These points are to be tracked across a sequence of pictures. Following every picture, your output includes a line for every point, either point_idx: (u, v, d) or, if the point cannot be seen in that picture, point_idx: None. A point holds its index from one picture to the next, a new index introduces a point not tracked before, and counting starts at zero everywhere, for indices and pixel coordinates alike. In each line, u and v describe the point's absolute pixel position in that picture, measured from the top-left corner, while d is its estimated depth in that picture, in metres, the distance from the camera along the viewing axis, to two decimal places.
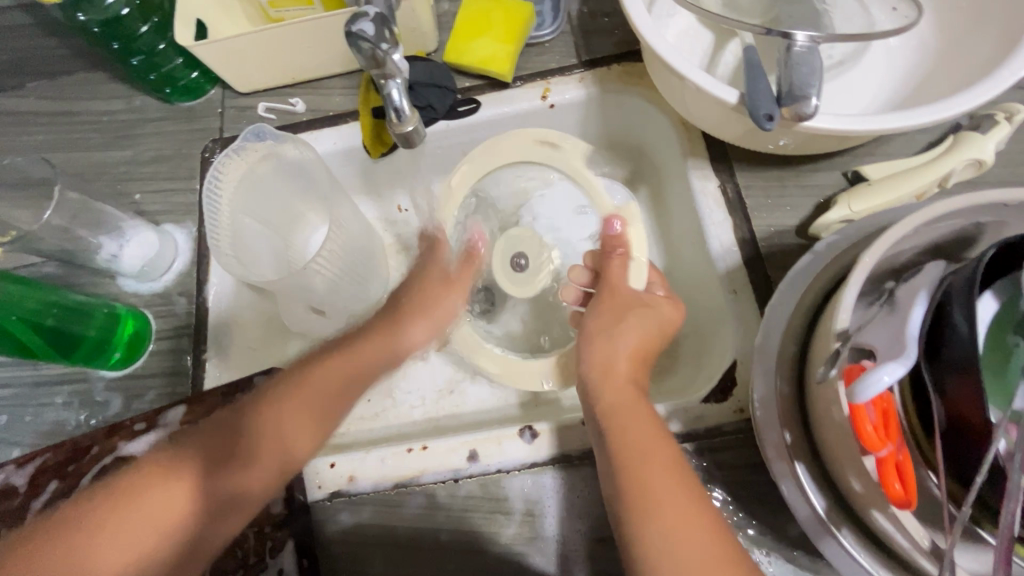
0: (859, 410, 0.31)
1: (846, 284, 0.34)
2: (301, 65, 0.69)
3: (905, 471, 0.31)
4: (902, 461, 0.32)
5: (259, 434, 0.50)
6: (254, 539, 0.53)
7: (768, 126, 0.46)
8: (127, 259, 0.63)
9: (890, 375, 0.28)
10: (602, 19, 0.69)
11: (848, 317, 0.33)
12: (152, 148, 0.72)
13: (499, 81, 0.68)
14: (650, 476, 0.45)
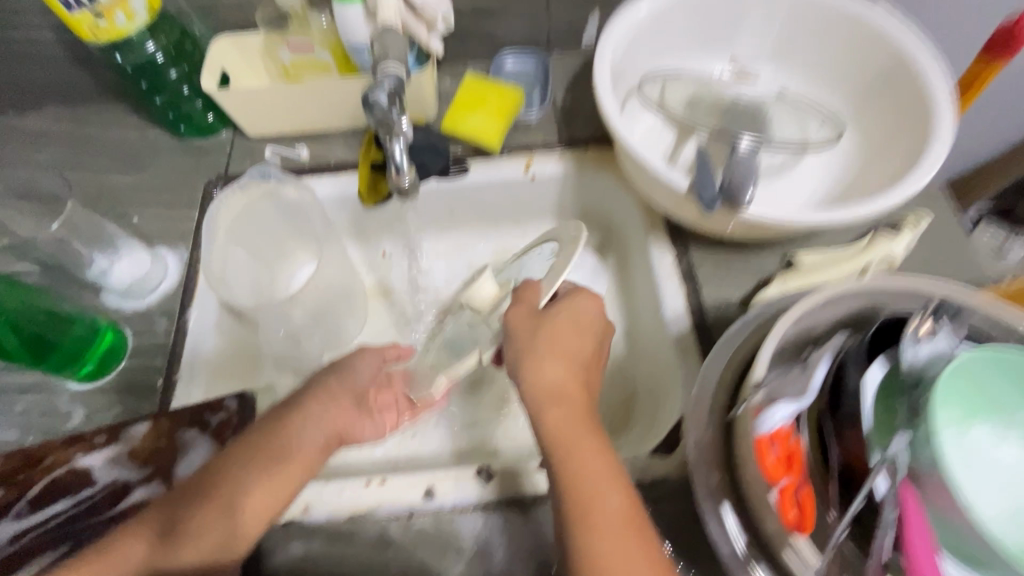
0: (763, 444, 0.38)
1: (763, 343, 0.42)
2: (311, 118, 0.76)
3: (803, 502, 0.38)
4: (803, 495, 0.38)
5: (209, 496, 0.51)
6: None
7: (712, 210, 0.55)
8: (116, 275, 0.66)
9: (783, 410, 0.38)
10: (582, 109, 0.79)
11: (762, 368, 0.40)
12: (157, 176, 0.77)
13: (488, 151, 0.76)
14: (597, 496, 0.44)
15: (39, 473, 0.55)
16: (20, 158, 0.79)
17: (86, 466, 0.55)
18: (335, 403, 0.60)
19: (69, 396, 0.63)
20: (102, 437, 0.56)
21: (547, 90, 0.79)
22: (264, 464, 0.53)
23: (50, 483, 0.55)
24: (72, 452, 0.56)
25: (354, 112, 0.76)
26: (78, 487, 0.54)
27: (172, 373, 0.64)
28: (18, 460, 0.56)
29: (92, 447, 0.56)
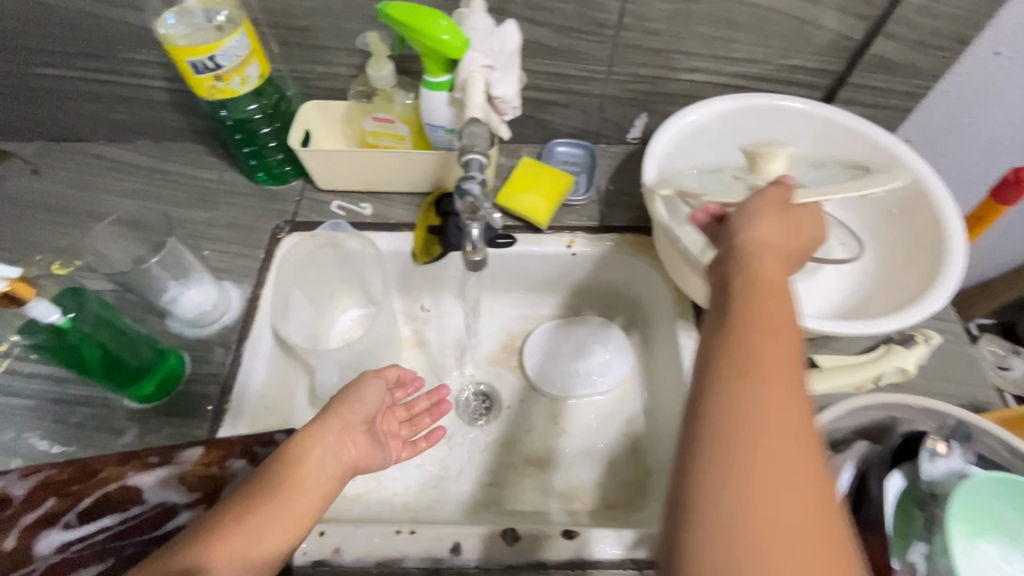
0: None
1: None
2: (379, 179, 0.84)
3: None
4: None
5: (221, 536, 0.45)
6: None
7: None
8: (185, 303, 0.71)
9: None
10: (623, 197, 0.87)
11: None
12: (230, 215, 0.84)
13: (535, 226, 0.83)
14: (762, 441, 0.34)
15: (92, 486, 0.58)
16: (108, 186, 0.87)
17: (137, 484, 0.58)
18: (338, 440, 0.55)
19: (125, 414, 0.66)
20: (156, 458, 0.60)
21: (594, 177, 0.87)
22: (286, 515, 0.48)
23: (100, 497, 0.58)
24: (126, 470, 0.59)
25: (419, 179, 0.83)
26: (127, 504, 0.57)
27: (222, 401, 0.68)
28: (74, 472, 0.59)
29: (145, 466, 0.59)
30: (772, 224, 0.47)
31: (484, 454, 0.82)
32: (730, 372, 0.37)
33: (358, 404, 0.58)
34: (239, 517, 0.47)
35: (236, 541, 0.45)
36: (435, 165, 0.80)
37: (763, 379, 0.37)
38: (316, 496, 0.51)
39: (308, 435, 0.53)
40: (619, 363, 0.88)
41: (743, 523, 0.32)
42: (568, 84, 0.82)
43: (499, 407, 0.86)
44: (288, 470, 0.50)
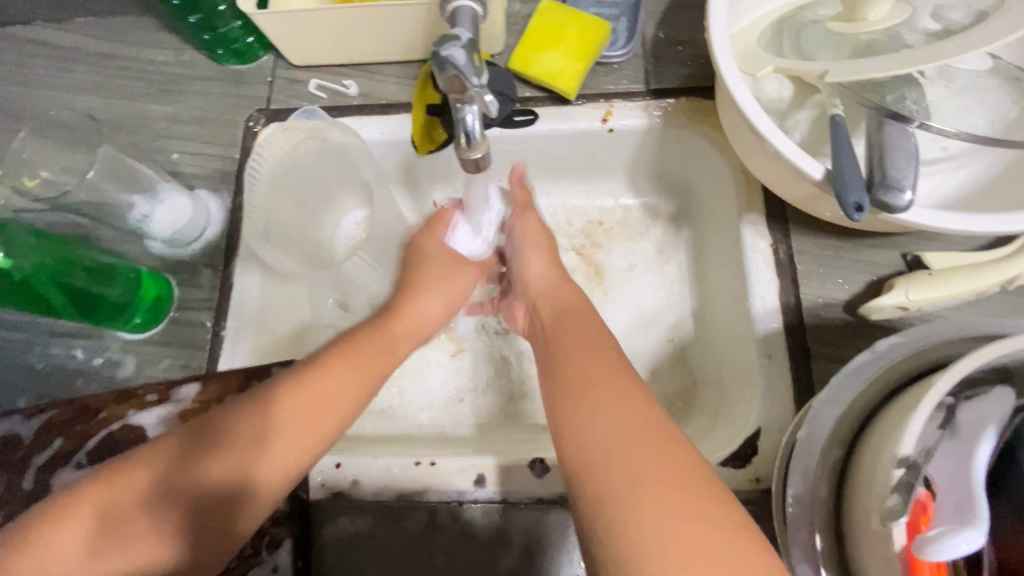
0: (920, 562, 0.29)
1: (916, 407, 0.32)
2: (360, 47, 0.66)
3: None
4: None
5: (246, 426, 0.45)
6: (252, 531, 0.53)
7: (856, 217, 0.44)
8: (157, 221, 0.61)
9: (969, 545, 0.26)
10: (677, 47, 0.66)
11: (913, 444, 0.31)
12: (194, 108, 0.70)
13: (561, 97, 0.66)
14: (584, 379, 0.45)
15: (95, 427, 0.56)
16: (50, 77, 0.73)
17: (139, 424, 0.55)
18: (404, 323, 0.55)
19: (119, 346, 0.61)
20: (153, 396, 0.56)
21: (638, 22, 0.66)
22: (317, 419, 0.46)
23: (105, 437, 0.55)
24: (126, 409, 0.56)
25: (410, 41, 0.65)
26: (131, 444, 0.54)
27: (219, 328, 0.62)
28: (75, 411, 0.56)
29: (144, 404, 0.56)
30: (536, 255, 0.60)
31: (513, 366, 0.75)
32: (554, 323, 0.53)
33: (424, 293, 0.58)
34: (307, 381, 0.47)
35: (303, 394, 0.46)
36: (426, 22, 0.62)
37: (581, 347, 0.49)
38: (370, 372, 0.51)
39: (375, 329, 0.53)
40: (662, 263, 0.76)
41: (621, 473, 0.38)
42: None
43: None
44: (321, 367, 0.48)
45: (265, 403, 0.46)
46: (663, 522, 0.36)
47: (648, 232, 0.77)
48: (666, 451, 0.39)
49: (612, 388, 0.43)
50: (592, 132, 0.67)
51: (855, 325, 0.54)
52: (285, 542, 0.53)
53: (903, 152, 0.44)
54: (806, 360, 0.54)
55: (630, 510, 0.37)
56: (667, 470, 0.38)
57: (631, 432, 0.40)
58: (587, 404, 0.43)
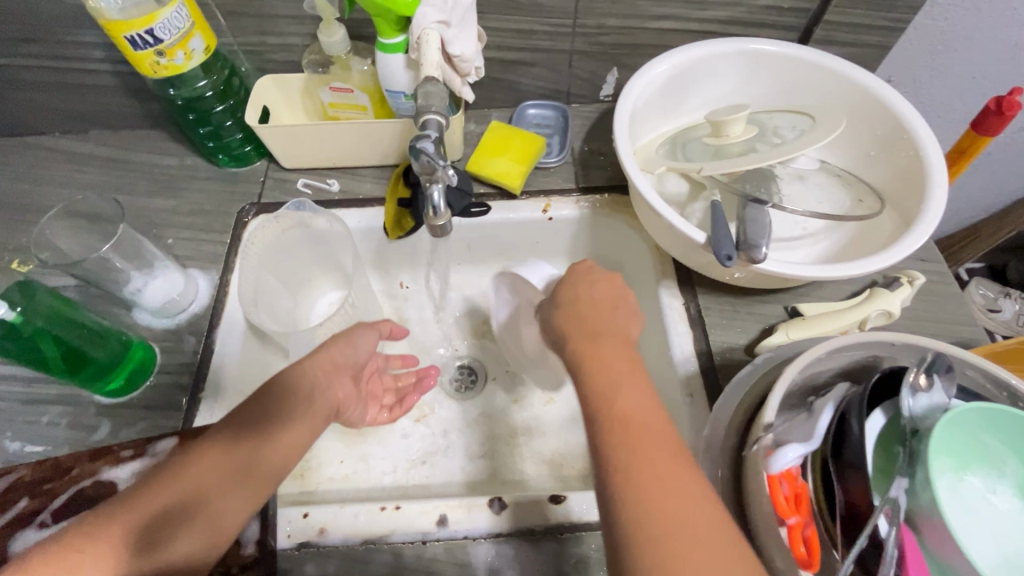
0: (774, 483, 0.40)
1: (773, 389, 0.44)
2: (344, 154, 0.81)
3: (809, 541, 0.39)
4: (810, 535, 0.40)
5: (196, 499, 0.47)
6: None
7: (728, 264, 0.58)
8: (150, 294, 0.68)
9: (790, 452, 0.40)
10: (599, 157, 0.84)
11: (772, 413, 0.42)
12: (192, 202, 0.81)
13: (508, 192, 0.81)
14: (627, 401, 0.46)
15: (66, 484, 0.57)
16: (60, 177, 0.83)
17: (112, 479, 0.57)
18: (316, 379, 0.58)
19: (97, 409, 0.64)
20: (130, 451, 0.59)
21: (567, 138, 0.84)
22: (252, 483, 0.50)
23: (73, 495, 0.56)
24: (100, 465, 0.58)
25: (385, 150, 0.80)
26: (102, 499, 0.56)
27: (196, 391, 0.66)
28: (47, 470, 0.58)
29: (119, 460, 0.58)
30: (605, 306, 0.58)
31: (472, 428, 0.80)
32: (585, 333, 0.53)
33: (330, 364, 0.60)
34: (250, 436, 0.52)
35: (243, 452, 0.50)
36: (400, 135, 0.77)
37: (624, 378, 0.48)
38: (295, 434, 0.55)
39: (303, 383, 0.57)
40: None
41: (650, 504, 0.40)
42: (533, 40, 0.78)
43: (484, 379, 0.85)
44: (259, 433, 0.52)
45: (208, 472, 0.49)
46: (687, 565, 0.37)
47: None
48: (694, 479, 0.41)
49: (637, 385, 0.47)
50: (536, 219, 0.81)
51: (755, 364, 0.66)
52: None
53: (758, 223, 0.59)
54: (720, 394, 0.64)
55: (638, 505, 0.40)
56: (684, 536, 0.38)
57: (665, 464, 0.41)
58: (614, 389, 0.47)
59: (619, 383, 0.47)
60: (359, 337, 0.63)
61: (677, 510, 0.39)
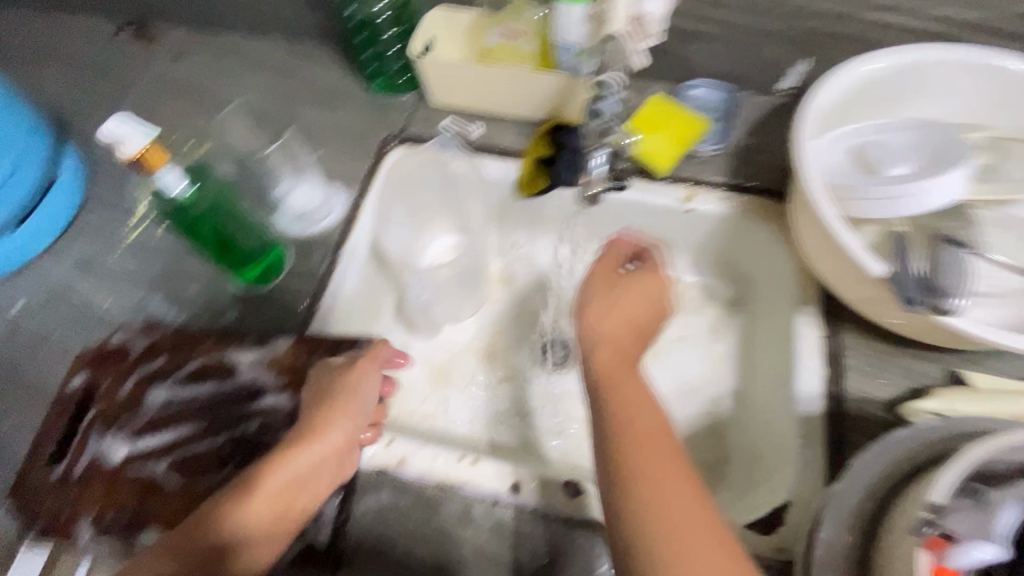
0: None
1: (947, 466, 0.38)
2: (493, 101, 0.79)
3: None
4: None
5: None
6: None
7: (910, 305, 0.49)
8: (293, 202, 0.74)
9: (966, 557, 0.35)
10: (759, 156, 0.76)
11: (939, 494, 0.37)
12: (343, 120, 0.83)
13: (651, 173, 0.76)
14: (655, 459, 0.54)
15: (195, 355, 0.63)
16: (234, 74, 0.88)
17: (233, 361, 0.62)
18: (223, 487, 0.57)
19: (231, 295, 0.70)
20: (252, 340, 0.63)
21: (729, 128, 0.77)
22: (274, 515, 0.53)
23: (201, 366, 0.62)
24: (225, 346, 0.63)
25: (536, 104, 0.78)
26: (224, 377, 0.62)
27: (315, 300, 0.69)
28: (182, 338, 0.64)
29: (242, 345, 0.63)
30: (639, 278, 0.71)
31: (553, 405, 0.79)
32: (634, 452, 0.54)
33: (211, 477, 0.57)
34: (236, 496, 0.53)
35: (258, 489, 0.53)
36: (556, 92, 0.74)
37: (650, 439, 0.55)
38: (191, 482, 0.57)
39: (299, 440, 0.56)
40: (711, 343, 0.82)
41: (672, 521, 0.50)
42: (722, 13, 0.71)
43: (576, 359, 0.83)
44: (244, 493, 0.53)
45: None
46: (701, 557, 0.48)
47: (703, 311, 0.84)
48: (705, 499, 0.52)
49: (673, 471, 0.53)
50: (672, 209, 0.76)
51: (893, 425, 0.58)
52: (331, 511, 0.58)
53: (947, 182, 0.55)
54: (842, 445, 0.57)
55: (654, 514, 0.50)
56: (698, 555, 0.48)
57: (672, 494, 0.51)
58: (644, 459, 0.54)
59: (636, 407, 0.58)
60: (364, 371, 0.61)
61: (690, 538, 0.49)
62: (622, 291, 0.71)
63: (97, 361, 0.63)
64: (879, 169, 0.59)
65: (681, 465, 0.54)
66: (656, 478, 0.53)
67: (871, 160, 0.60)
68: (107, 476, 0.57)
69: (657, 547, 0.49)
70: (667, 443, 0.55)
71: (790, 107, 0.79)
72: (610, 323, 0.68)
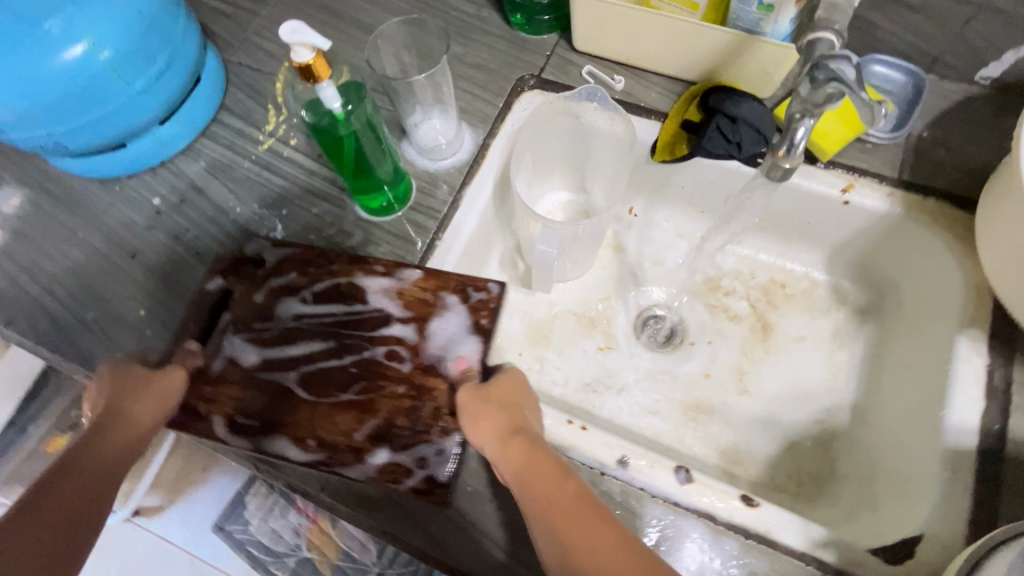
0: None
1: None
2: (645, 52, 0.73)
3: None
4: None
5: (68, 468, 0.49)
6: (430, 411, 0.56)
7: None
8: (426, 132, 0.71)
9: None
10: (940, 151, 0.67)
11: None
12: (478, 54, 0.79)
13: (811, 155, 0.68)
14: (560, 516, 0.46)
15: (325, 274, 0.63)
16: None
17: (364, 285, 0.62)
18: (145, 418, 0.54)
19: (355, 220, 0.70)
20: (382, 268, 0.63)
21: (909, 117, 0.68)
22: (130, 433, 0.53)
23: (332, 286, 0.63)
24: (356, 270, 0.63)
25: (691, 62, 0.71)
26: (355, 299, 0.62)
27: (438, 239, 0.68)
28: (313, 256, 0.64)
29: (372, 272, 0.63)
30: (503, 417, 0.53)
31: (651, 383, 0.76)
32: (532, 495, 0.47)
33: (153, 399, 0.55)
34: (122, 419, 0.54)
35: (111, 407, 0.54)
36: (723, 50, 0.67)
37: (552, 486, 0.47)
38: (136, 416, 0.54)
39: (146, 394, 0.56)
40: (832, 349, 0.76)
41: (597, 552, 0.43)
42: None
43: (681, 341, 0.79)
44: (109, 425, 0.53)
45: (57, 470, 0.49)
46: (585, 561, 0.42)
47: (830, 313, 0.78)
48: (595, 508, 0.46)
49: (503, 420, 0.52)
50: (826, 197, 0.69)
51: None
52: (446, 456, 0.54)
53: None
54: (995, 487, 0.52)
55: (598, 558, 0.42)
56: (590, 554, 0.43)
57: (583, 516, 0.45)
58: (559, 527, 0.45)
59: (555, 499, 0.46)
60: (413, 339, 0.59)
61: (598, 545, 0.43)
62: (487, 408, 0.54)
63: (231, 267, 0.65)
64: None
65: (566, 473, 0.48)
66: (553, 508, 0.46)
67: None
68: (242, 376, 0.59)
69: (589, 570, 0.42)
70: (583, 502, 0.46)
71: (986, 100, 0.69)
72: (483, 422, 0.53)
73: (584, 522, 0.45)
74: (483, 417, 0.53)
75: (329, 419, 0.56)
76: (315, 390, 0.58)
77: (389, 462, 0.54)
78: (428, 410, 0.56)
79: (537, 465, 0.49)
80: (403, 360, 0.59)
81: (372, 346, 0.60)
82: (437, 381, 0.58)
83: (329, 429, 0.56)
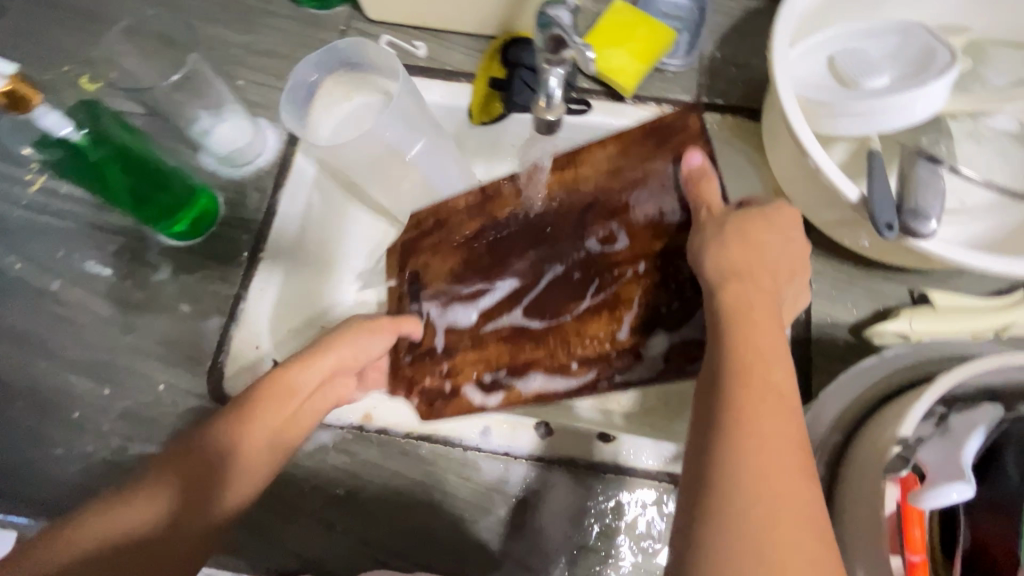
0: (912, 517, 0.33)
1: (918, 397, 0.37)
2: (437, 12, 0.70)
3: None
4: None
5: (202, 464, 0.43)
6: (663, 269, 0.55)
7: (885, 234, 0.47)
8: (218, 137, 0.64)
9: (958, 494, 0.31)
10: (731, 67, 0.71)
11: (912, 425, 0.35)
12: (267, 41, 0.72)
13: (616, 94, 0.69)
14: (761, 426, 0.36)
15: (485, 204, 0.62)
16: None
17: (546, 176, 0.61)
18: (296, 395, 0.49)
19: (160, 249, 0.63)
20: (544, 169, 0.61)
21: (699, 38, 0.70)
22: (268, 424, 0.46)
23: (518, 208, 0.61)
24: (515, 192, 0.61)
25: (485, 16, 0.69)
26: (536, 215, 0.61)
27: (257, 249, 0.63)
28: (479, 197, 0.62)
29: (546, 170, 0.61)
30: (715, 253, 0.46)
31: None
32: (752, 370, 0.38)
33: (301, 380, 0.49)
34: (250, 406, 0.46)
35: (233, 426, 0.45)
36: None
37: (775, 427, 0.36)
38: (279, 407, 0.47)
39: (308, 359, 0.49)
40: None
41: (769, 488, 0.34)
42: None
43: None
44: (268, 398, 0.47)
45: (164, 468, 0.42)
46: (756, 531, 0.33)
47: None
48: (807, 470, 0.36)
49: (778, 241, 0.46)
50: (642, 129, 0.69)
51: (857, 347, 0.58)
52: (665, 333, 0.54)
53: (922, 97, 0.49)
54: (807, 369, 0.58)
55: (749, 477, 0.34)
56: (793, 513, 0.33)
57: (784, 457, 0.35)
58: (758, 475, 0.34)
59: (764, 417, 0.36)
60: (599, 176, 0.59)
61: (785, 492, 0.34)
62: (751, 230, 0.46)
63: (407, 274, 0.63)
64: (857, 81, 0.53)
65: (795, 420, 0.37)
66: (762, 443, 0.35)
67: (852, 71, 0.54)
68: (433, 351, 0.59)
69: (760, 515, 0.33)
70: (788, 420, 0.37)
71: (764, 12, 0.73)
72: (705, 257, 0.47)
73: (791, 482, 0.34)
74: (710, 249, 0.47)
75: (579, 333, 0.56)
76: (547, 316, 0.58)
77: (668, 346, 0.54)
78: (674, 288, 0.54)
79: (735, 287, 0.44)
80: (620, 237, 0.58)
81: (558, 221, 0.61)
82: (657, 241, 0.56)
83: (562, 334, 0.57)
